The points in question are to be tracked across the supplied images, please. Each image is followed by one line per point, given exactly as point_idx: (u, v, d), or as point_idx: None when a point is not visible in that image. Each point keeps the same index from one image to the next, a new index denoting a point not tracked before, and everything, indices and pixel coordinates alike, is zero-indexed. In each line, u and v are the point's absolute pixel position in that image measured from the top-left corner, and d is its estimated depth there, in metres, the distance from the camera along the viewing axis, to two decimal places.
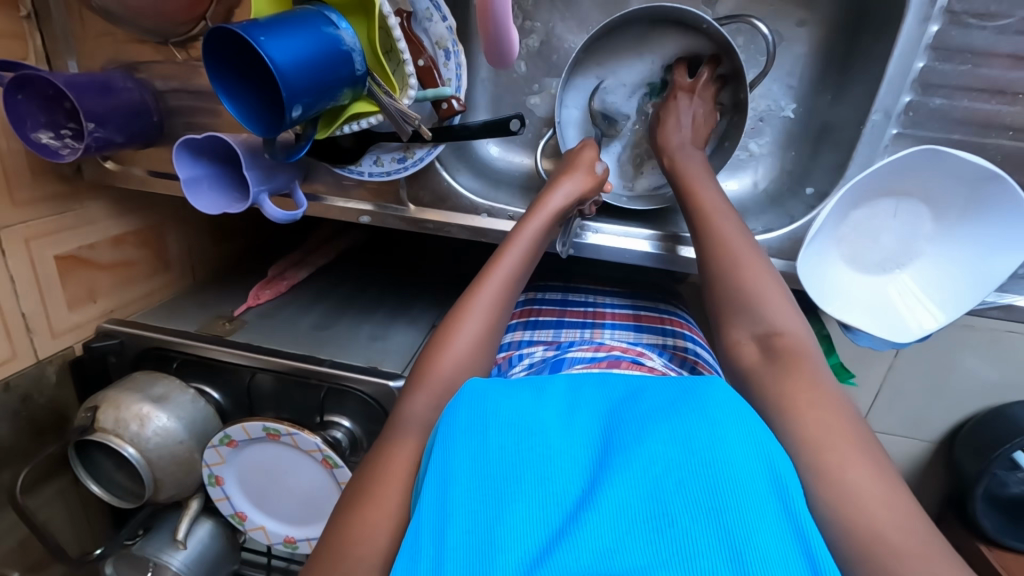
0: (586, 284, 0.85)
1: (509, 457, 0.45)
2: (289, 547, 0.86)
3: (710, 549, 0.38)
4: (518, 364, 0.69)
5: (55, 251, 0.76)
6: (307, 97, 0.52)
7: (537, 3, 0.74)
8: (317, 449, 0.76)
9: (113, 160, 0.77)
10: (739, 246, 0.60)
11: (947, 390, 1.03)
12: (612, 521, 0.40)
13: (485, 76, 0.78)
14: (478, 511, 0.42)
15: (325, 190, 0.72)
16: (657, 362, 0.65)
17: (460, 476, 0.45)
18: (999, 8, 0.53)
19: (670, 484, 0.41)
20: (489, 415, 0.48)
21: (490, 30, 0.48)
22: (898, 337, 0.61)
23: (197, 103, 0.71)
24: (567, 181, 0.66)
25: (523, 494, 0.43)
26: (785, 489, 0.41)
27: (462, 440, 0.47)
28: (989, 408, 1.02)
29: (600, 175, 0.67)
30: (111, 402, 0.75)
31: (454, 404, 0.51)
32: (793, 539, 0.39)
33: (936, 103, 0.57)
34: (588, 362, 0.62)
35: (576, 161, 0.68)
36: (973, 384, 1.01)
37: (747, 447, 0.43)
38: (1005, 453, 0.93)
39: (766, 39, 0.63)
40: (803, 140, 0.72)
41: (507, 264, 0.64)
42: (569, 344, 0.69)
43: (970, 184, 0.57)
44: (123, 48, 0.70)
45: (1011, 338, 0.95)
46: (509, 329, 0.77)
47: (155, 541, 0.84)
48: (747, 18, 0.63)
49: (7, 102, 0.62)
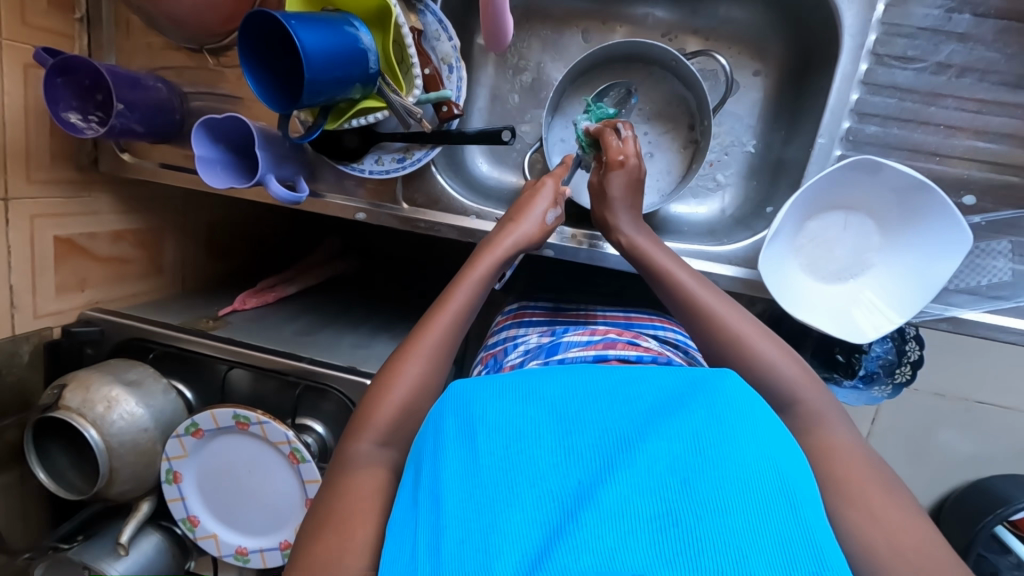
0: (575, 297, 0.88)
1: (501, 463, 0.43)
2: (239, 560, 0.81)
3: (715, 548, 0.37)
4: (513, 352, 0.73)
5: (56, 232, 0.78)
6: (323, 81, 0.58)
7: (530, 47, 0.86)
8: (286, 441, 0.73)
9: (129, 153, 0.82)
10: (675, 270, 0.66)
11: (924, 456, 1.02)
12: (612, 525, 0.38)
13: (481, 105, 0.87)
14: (471, 519, 0.40)
15: (326, 188, 0.76)
16: (651, 344, 0.69)
17: (451, 485, 0.43)
18: (914, 54, 0.65)
19: (671, 485, 0.40)
20: (478, 420, 0.46)
21: (490, 22, 0.64)
22: (854, 338, 0.66)
23: (219, 103, 0.78)
24: (514, 229, 0.69)
25: (517, 499, 0.41)
26: (792, 491, 0.40)
27: (453, 447, 0.45)
28: (968, 476, 1.01)
29: (551, 225, 0.70)
30: (81, 382, 0.74)
31: (439, 407, 0.49)
32: (807, 542, 0.37)
33: (871, 130, 0.66)
34: (583, 345, 0.66)
35: (529, 210, 0.70)
36: (948, 446, 1.01)
37: (752, 444, 0.42)
38: (988, 525, 0.89)
39: (726, 70, 0.75)
40: (763, 173, 0.80)
41: (490, 257, 0.67)
42: (563, 332, 0.73)
43: (904, 194, 0.65)
44: (159, 54, 0.78)
45: (983, 398, 0.97)
46: (503, 328, 0.81)
47: (94, 548, 0.78)
48: (709, 53, 0.76)
49: (46, 82, 0.68)
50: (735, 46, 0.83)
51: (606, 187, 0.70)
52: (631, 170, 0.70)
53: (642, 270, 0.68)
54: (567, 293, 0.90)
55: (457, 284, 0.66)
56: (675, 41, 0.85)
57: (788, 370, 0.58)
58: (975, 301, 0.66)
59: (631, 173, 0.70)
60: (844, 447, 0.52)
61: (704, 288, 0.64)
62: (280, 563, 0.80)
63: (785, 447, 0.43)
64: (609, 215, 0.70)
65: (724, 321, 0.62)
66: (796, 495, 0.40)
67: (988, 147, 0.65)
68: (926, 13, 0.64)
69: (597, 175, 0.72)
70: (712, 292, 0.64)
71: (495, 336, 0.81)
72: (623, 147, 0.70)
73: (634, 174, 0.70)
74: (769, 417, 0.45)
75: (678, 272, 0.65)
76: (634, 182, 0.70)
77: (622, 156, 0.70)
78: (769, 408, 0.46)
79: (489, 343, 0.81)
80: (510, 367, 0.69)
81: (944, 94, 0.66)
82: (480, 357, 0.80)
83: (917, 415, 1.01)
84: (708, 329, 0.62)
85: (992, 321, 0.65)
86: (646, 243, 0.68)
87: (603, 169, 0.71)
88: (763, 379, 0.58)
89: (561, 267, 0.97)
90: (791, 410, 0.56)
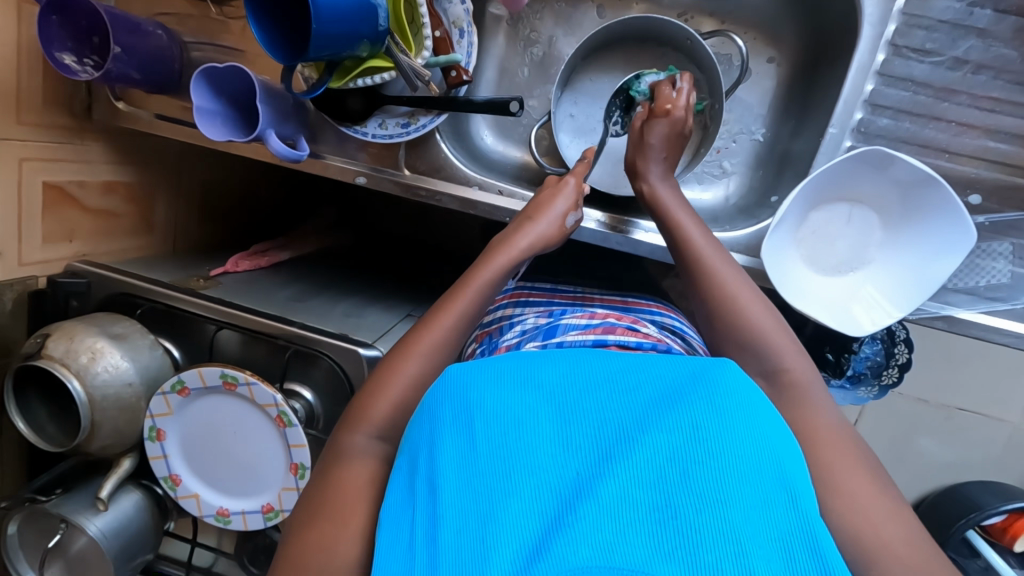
0: (572, 280, 0.87)
1: (498, 452, 0.41)
2: (220, 522, 0.80)
3: (715, 544, 0.36)
4: (510, 332, 0.73)
5: (45, 178, 0.76)
6: (333, 32, 0.56)
7: (544, 19, 0.85)
8: (273, 404, 0.72)
9: (125, 102, 0.79)
10: (698, 238, 0.65)
11: (902, 460, 1.03)
12: (612, 517, 0.37)
13: (490, 76, 0.85)
14: (468, 507, 0.39)
15: (328, 150, 0.74)
16: (650, 330, 0.68)
17: (447, 472, 0.42)
18: (931, 47, 0.65)
19: (671, 478, 0.39)
20: (476, 405, 0.45)
21: None
22: (850, 330, 0.66)
23: (220, 56, 0.76)
24: (533, 228, 0.68)
25: (515, 488, 0.39)
26: (791, 487, 0.39)
27: (450, 435, 0.44)
28: (946, 482, 1.02)
29: (569, 228, 0.69)
30: (66, 332, 0.72)
31: (435, 392, 0.47)
32: (804, 535, 0.37)
33: (883, 122, 0.66)
34: (582, 328, 0.65)
35: (548, 208, 0.69)
36: (927, 452, 1.02)
37: (753, 437, 0.41)
38: (959, 529, 0.89)
39: (742, 52, 0.74)
40: (769, 163, 0.80)
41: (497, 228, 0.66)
42: (561, 314, 0.72)
43: (909, 188, 0.65)
44: (161, 0, 0.76)
45: (968, 404, 0.98)
46: (499, 307, 0.80)
47: (73, 502, 0.77)
48: (725, 33, 0.74)
49: (41, 19, 0.65)
50: (751, 31, 0.82)
51: (645, 134, 0.70)
52: (675, 122, 0.70)
53: (664, 230, 0.67)
54: (563, 274, 0.89)
55: (457, 293, 0.64)
56: (691, 23, 0.84)
57: (783, 356, 0.58)
58: (973, 301, 0.67)
59: (675, 125, 0.70)
60: (839, 438, 0.52)
61: (709, 271, 0.63)
62: (261, 527, 0.80)
63: (782, 439, 0.42)
64: (642, 162, 0.70)
65: (724, 305, 0.61)
66: (794, 489, 0.39)
67: (998, 147, 0.65)
68: (947, 6, 0.64)
69: (640, 120, 0.71)
70: (723, 258, 0.64)
71: (491, 315, 0.80)
72: (675, 97, 0.70)
73: (677, 126, 0.70)
74: (768, 409, 0.44)
75: (694, 239, 0.65)
76: (676, 134, 0.70)
77: (671, 105, 0.69)
78: (769, 401, 0.45)
79: (484, 321, 0.81)
80: (506, 347, 0.69)
81: (958, 91, 0.66)
82: (475, 336, 0.80)
83: (901, 420, 1.01)
84: (705, 314, 0.62)
85: (987, 322, 0.66)
86: (668, 195, 0.68)
87: (649, 114, 0.70)
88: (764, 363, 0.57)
89: (559, 248, 0.96)
90: (789, 399, 0.55)
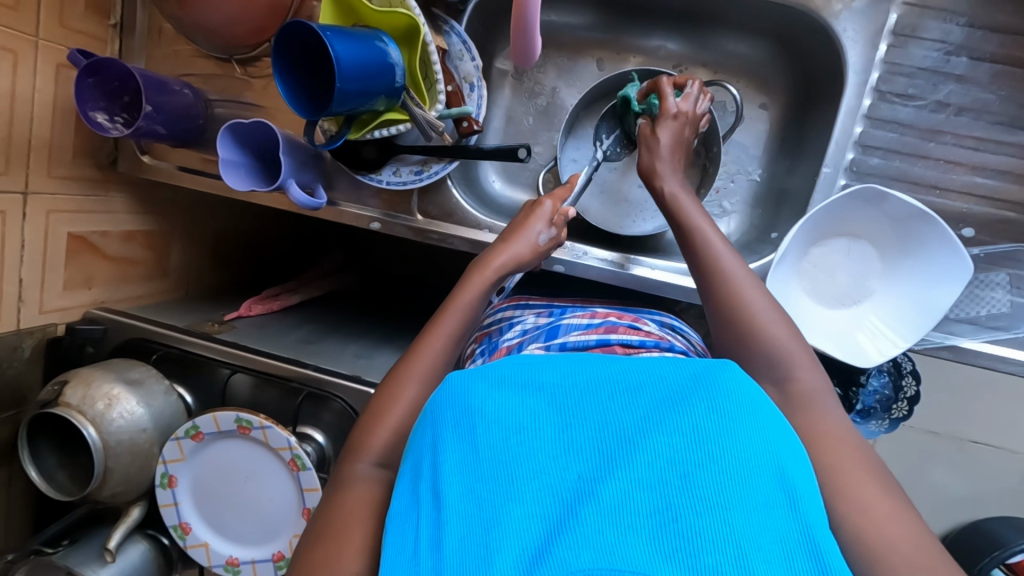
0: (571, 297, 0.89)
1: (499, 456, 0.41)
2: (231, 571, 0.79)
3: (716, 546, 0.36)
4: (509, 332, 0.75)
5: (70, 229, 0.78)
6: (354, 91, 0.61)
7: (546, 72, 0.90)
8: (288, 447, 0.72)
9: (150, 155, 0.83)
10: (714, 237, 0.64)
11: (920, 498, 1.01)
12: (614, 520, 0.36)
13: (497, 125, 0.90)
14: (470, 513, 0.39)
15: (342, 197, 0.77)
16: (651, 328, 0.69)
17: (451, 479, 0.41)
18: (913, 92, 0.69)
19: (672, 479, 0.38)
20: (477, 411, 0.44)
21: (519, 41, 0.70)
22: (859, 362, 0.68)
23: (241, 112, 0.80)
24: (506, 249, 0.69)
25: (517, 492, 0.39)
26: (791, 487, 0.39)
27: (451, 441, 0.44)
28: (968, 519, 0.99)
29: (543, 244, 0.70)
30: (83, 380, 0.73)
31: (437, 400, 0.47)
32: (803, 541, 0.37)
33: (874, 161, 0.70)
34: (584, 328, 0.66)
35: (520, 229, 0.70)
36: (944, 489, 1.00)
37: (753, 438, 0.41)
38: (986, 568, 0.86)
39: (736, 100, 0.77)
40: (767, 202, 0.83)
41: (503, 258, 0.68)
42: (562, 313, 0.73)
43: (906, 223, 0.68)
44: (189, 63, 0.81)
45: (980, 435, 0.97)
46: (499, 310, 0.81)
47: (79, 554, 0.76)
48: (719, 83, 0.77)
49: (77, 82, 0.69)
50: (743, 79, 0.87)
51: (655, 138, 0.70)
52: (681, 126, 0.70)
53: (682, 236, 0.66)
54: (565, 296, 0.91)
55: (446, 311, 0.65)
56: (686, 73, 0.89)
57: (797, 359, 0.57)
58: (975, 330, 0.68)
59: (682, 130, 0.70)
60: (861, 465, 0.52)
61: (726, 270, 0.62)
62: None
63: (784, 442, 0.42)
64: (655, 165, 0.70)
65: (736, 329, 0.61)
66: (793, 491, 0.39)
67: (985, 183, 0.69)
68: (925, 55, 0.68)
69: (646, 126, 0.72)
70: (743, 267, 0.63)
71: (490, 317, 0.81)
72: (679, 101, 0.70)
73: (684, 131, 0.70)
74: (769, 410, 0.44)
75: (713, 242, 0.64)
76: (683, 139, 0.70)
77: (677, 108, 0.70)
78: (774, 404, 0.45)
79: (484, 322, 0.82)
80: (507, 347, 0.70)
81: (943, 131, 0.69)
82: (473, 337, 0.81)
83: (915, 455, 1.00)
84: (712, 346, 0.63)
85: (991, 351, 0.67)
86: (686, 200, 0.67)
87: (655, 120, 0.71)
88: (776, 394, 0.57)
89: (563, 283, 0.98)
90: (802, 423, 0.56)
